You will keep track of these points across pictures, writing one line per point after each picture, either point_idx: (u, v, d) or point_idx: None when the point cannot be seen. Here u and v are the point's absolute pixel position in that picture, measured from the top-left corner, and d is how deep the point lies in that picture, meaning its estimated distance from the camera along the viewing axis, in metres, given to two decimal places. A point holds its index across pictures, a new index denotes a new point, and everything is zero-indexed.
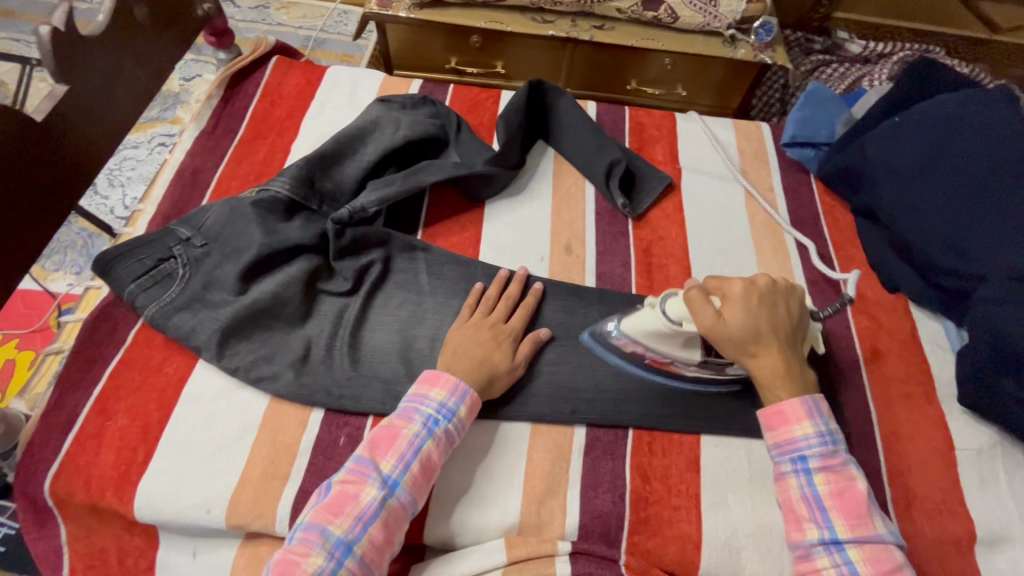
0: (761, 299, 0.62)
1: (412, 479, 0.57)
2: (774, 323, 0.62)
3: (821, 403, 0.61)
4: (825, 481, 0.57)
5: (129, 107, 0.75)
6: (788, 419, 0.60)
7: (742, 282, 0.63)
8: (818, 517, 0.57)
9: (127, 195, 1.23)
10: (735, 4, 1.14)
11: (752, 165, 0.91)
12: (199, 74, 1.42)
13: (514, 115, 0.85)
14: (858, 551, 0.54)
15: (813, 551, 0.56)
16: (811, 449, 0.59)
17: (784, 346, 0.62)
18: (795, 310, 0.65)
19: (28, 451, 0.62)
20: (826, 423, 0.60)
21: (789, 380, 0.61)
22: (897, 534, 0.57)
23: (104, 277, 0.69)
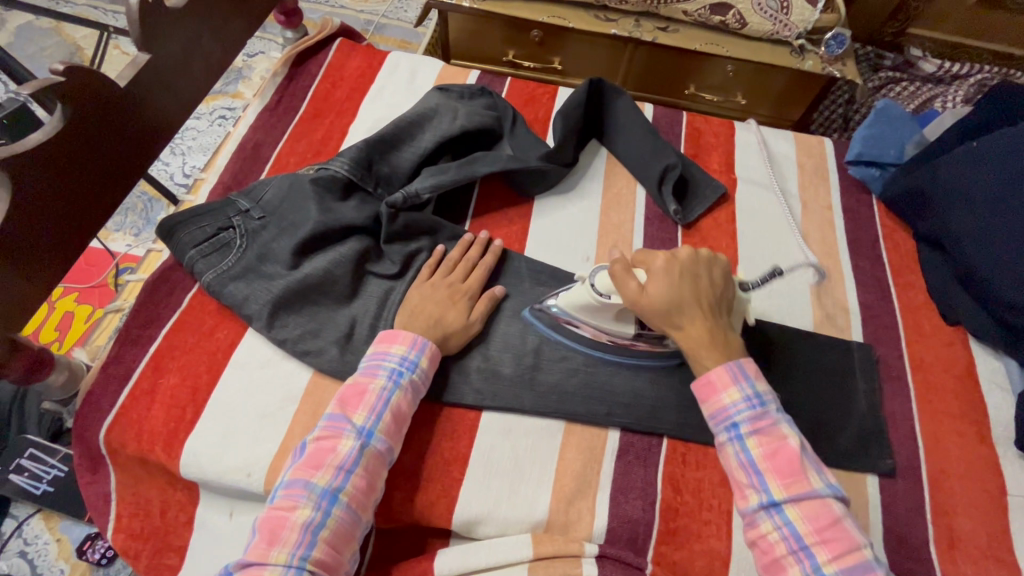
0: (686, 269, 0.63)
1: (385, 428, 0.59)
2: (699, 291, 0.63)
3: (747, 364, 0.60)
4: (758, 444, 0.56)
5: (202, 79, 0.77)
6: (716, 388, 0.59)
7: (663, 256, 0.63)
8: (755, 482, 0.55)
9: (187, 163, 1.28)
10: (808, 13, 1.10)
11: (812, 181, 0.88)
12: (263, 51, 1.45)
13: (573, 112, 0.84)
14: (796, 510, 0.53)
15: (756, 517, 0.55)
16: (740, 415, 0.58)
17: (708, 314, 0.62)
18: (720, 277, 0.65)
19: (86, 400, 0.65)
20: (753, 386, 0.59)
21: (714, 347, 0.61)
22: (836, 485, 0.55)
23: (167, 241, 0.72)
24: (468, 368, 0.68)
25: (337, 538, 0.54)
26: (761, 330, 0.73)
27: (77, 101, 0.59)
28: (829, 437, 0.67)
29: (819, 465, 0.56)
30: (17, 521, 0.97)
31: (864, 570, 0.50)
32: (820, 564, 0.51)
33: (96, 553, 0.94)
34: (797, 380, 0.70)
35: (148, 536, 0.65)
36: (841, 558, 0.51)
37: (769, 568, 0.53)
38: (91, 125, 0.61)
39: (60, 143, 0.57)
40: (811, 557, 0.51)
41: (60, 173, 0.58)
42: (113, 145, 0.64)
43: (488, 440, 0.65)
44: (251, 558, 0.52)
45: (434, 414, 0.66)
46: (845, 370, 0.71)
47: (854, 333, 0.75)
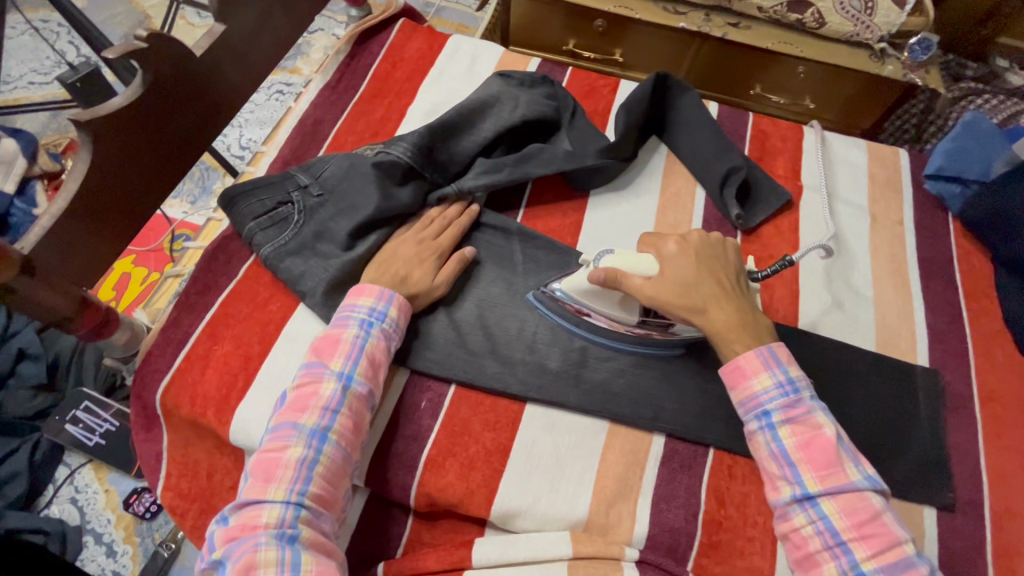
0: (703, 251, 0.65)
1: (364, 371, 0.60)
2: (720, 274, 0.64)
3: (779, 350, 0.60)
4: (791, 434, 0.57)
5: (272, 52, 0.78)
6: (745, 375, 0.60)
7: (675, 240, 0.65)
8: (787, 474, 0.56)
9: (244, 135, 1.30)
10: (893, 15, 1.05)
11: (883, 194, 0.84)
12: (322, 28, 1.47)
13: (637, 106, 0.81)
14: (832, 503, 0.53)
15: (789, 510, 0.55)
16: (772, 403, 0.58)
17: (727, 297, 0.63)
18: (737, 263, 0.67)
19: (145, 360, 0.67)
20: (786, 372, 0.59)
21: (743, 331, 0.61)
22: (874, 477, 0.55)
23: (227, 210, 0.73)
24: (514, 360, 0.67)
25: (333, 474, 0.55)
26: (820, 345, 0.70)
27: (156, 68, 0.60)
28: (887, 463, 0.64)
29: (855, 455, 0.56)
30: (69, 469, 1.02)
31: (905, 566, 0.50)
32: (858, 560, 0.51)
33: (142, 506, 0.99)
34: (856, 401, 0.67)
35: (194, 496, 0.67)
36: (880, 555, 0.51)
37: (803, 563, 0.54)
38: (168, 93, 0.62)
39: (137, 109, 0.59)
40: (848, 553, 0.52)
41: (138, 137, 0.60)
42: (186, 114, 0.66)
43: (531, 434, 0.64)
44: (250, 496, 0.53)
45: (478, 404, 0.66)
46: (908, 395, 0.68)
47: (920, 357, 0.71)
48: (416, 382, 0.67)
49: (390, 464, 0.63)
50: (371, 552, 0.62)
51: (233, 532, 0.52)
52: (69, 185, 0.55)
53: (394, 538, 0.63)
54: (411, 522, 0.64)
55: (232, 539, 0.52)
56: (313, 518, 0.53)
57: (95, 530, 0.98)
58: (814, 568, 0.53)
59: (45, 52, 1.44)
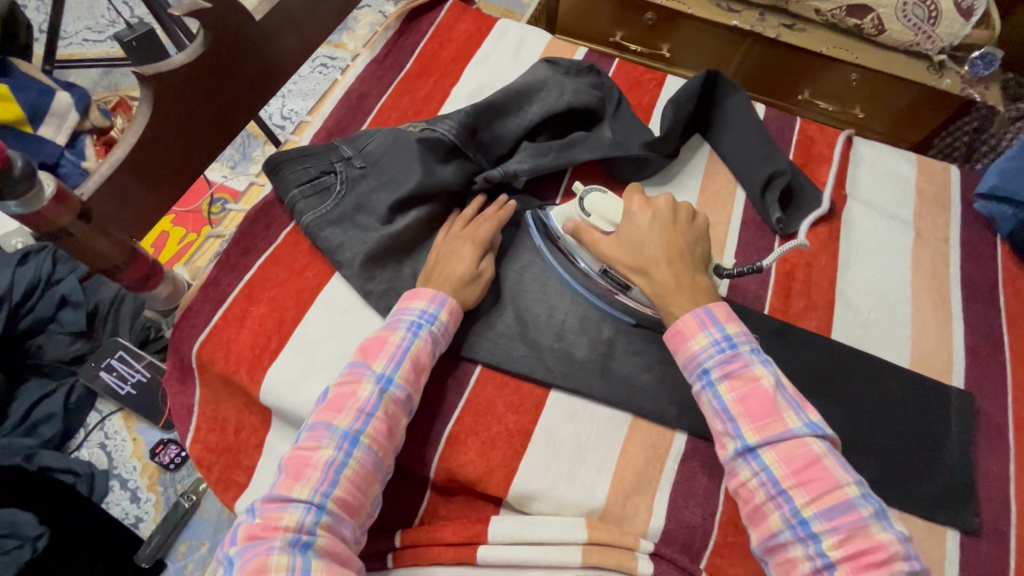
0: (663, 218, 0.63)
1: (405, 376, 0.59)
2: (670, 238, 0.62)
3: (716, 308, 0.58)
4: (730, 389, 0.54)
5: (327, 22, 0.79)
6: (682, 335, 0.58)
7: (639, 198, 0.66)
8: (730, 430, 0.54)
9: (286, 105, 1.32)
10: (957, 27, 1.02)
11: (930, 210, 0.82)
12: (369, 5, 1.48)
13: (686, 103, 0.80)
14: (771, 453, 0.51)
15: (736, 465, 0.53)
16: (709, 361, 0.56)
17: (671, 258, 0.61)
18: (697, 229, 0.65)
19: (184, 315, 0.69)
20: (722, 329, 0.57)
21: (686, 294, 0.60)
22: (817, 422, 0.53)
23: (271, 176, 0.74)
24: (541, 346, 0.67)
25: (360, 479, 0.55)
26: (853, 357, 0.69)
27: (217, 28, 0.61)
28: (912, 482, 0.63)
29: (798, 402, 0.54)
30: (101, 415, 1.06)
31: (844, 509, 0.49)
32: (798, 507, 0.49)
33: (167, 457, 1.02)
34: (886, 416, 0.66)
35: (221, 450, 0.68)
36: (819, 499, 0.49)
37: (753, 516, 0.52)
38: (225, 55, 0.63)
39: (196, 68, 0.60)
40: (789, 502, 0.50)
41: (194, 97, 0.61)
42: (242, 77, 0.67)
43: (554, 420, 0.64)
44: (276, 493, 0.53)
45: (503, 385, 0.66)
46: (940, 415, 0.67)
47: (956, 379, 0.70)
48: (444, 359, 0.68)
49: (414, 436, 0.64)
50: (388, 519, 0.64)
51: (254, 528, 0.51)
52: (128, 138, 0.57)
53: (411, 508, 0.64)
54: (430, 494, 0.65)
55: (252, 537, 0.51)
56: (333, 523, 0.52)
57: (121, 475, 1.02)
58: (762, 520, 0.51)
59: (101, 11, 1.47)
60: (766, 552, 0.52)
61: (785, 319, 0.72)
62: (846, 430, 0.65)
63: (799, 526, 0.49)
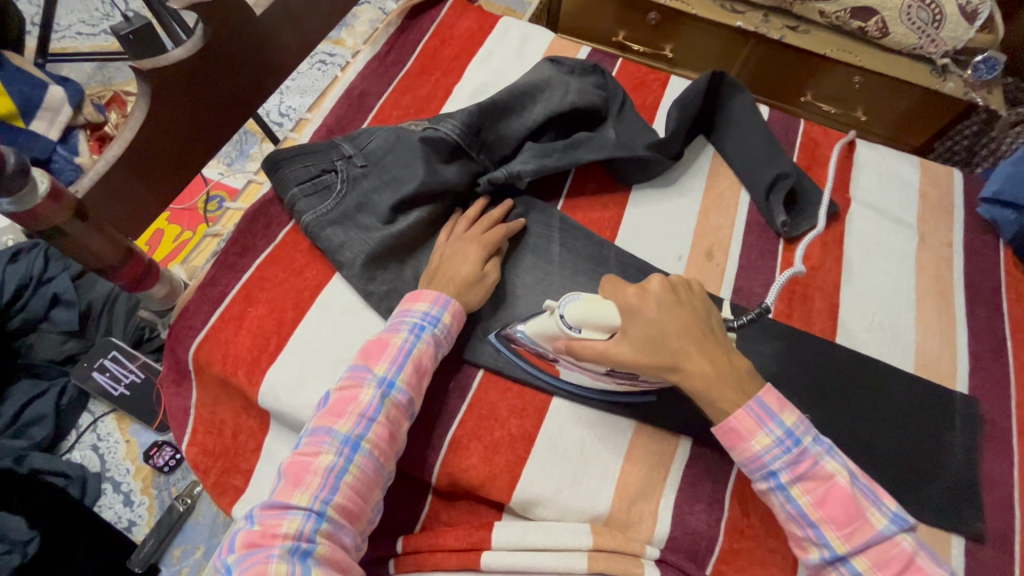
0: (664, 301, 0.56)
1: (407, 380, 0.58)
2: (688, 324, 0.55)
3: (770, 399, 0.54)
4: (805, 492, 0.53)
5: (327, 18, 0.77)
6: (742, 437, 0.54)
7: (634, 289, 0.57)
8: (812, 535, 0.53)
9: (283, 102, 1.31)
10: (961, 31, 1.02)
11: (933, 214, 0.82)
12: (369, 1, 1.46)
13: (691, 104, 0.79)
14: (864, 559, 0.51)
15: (822, 568, 0.53)
16: (777, 464, 0.53)
17: (702, 345, 0.55)
18: (700, 299, 0.58)
19: (180, 315, 0.68)
20: (784, 426, 0.54)
21: (725, 381, 0.54)
22: (898, 512, 0.52)
23: (271, 175, 0.73)
24: None
25: (360, 485, 0.54)
26: (857, 363, 0.69)
27: (217, 23, 0.60)
28: (917, 487, 0.63)
29: (874, 492, 0.53)
30: (93, 416, 1.05)
31: None
32: None
33: (161, 459, 1.00)
34: (890, 422, 0.66)
35: (218, 454, 0.67)
36: None
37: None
38: (224, 49, 0.62)
39: (195, 63, 0.59)
40: None
41: (192, 93, 0.60)
42: (241, 72, 0.66)
43: (558, 425, 0.63)
44: (276, 498, 0.52)
45: (506, 389, 0.65)
46: (944, 420, 0.66)
47: (960, 384, 0.70)
48: (446, 361, 0.67)
49: (415, 440, 0.63)
50: (388, 525, 0.63)
51: (253, 534, 0.50)
52: (124, 135, 0.56)
53: (412, 514, 0.63)
54: (431, 498, 0.64)
55: (250, 543, 0.50)
56: (333, 530, 0.51)
57: (114, 478, 1.00)
58: None
59: (95, 4, 1.45)
60: None
61: (789, 324, 0.72)
62: (851, 436, 0.65)
63: None
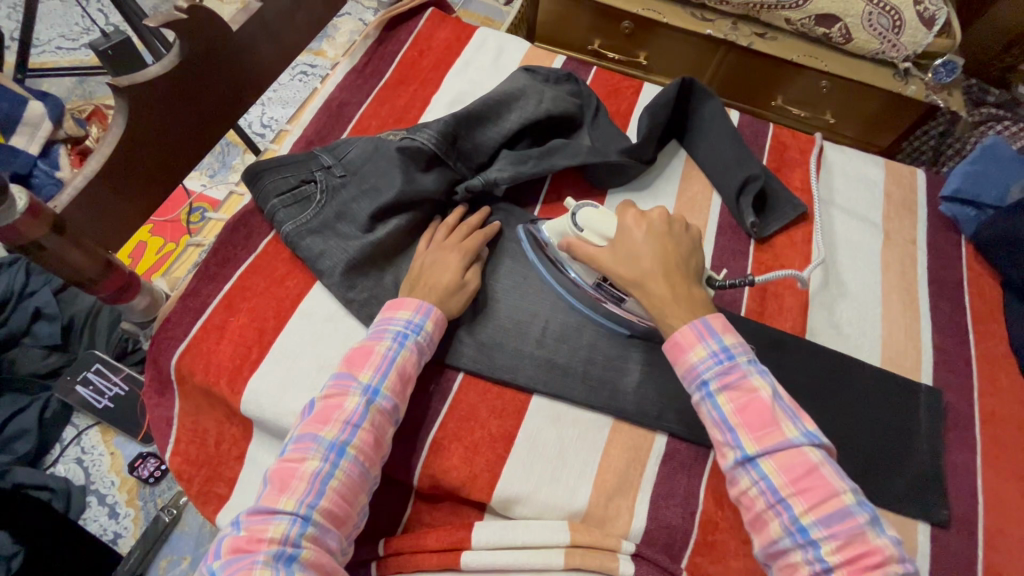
0: (657, 229, 0.65)
1: (391, 387, 0.60)
2: (668, 249, 0.63)
3: (713, 320, 0.58)
4: (729, 400, 0.55)
5: (304, 33, 0.79)
6: (680, 345, 0.58)
7: (635, 214, 0.66)
8: (730, 440, 0.54)
9: (265, 114, 1.32)
10: (920, 35, 1.05)
11: (898, 212, 0.85)
12: (349, 12, 1.48)
13: (661, 111, 0.81)
14: (771, 463, 0.52)
15: (735, 474, 0.54)
16: (708, 372, 0.56)
17: (670, 273, 0.62)
18: (689, 241, 0.66)
19: (162, 327, 0.69)
20: (720, 340, 0.57)
21: (681, 308, 0.60)
22: (814, 431, 0.54)
23: (250, 185, 0.74)
24: (523, 353, 0.68)
25: (346, 490, 0.55)
26: (826, 358, 0.71)
27: (194, 39, 0.61)
28: (884, 477, 0.65)
29: (794, 412, 0.55)
30: (77, 430, 1.05)
31: (841, 516, 0.49)
32: (797, 515, 0.50)
33: (146, 471, 1.01)
34: (858, 414, 0.68)
35: (201, 463, 0.68)
36: (817, 507, 0.50)
37: (753, 523, 0.53)
38: (202, 65, 0.64)
39: (173, 78, 0.60)
40: (789, 509, 0.50)
41: (170, 107, 0.62)
42: (219, 87, 0.67)
43: (537, 425, 0.65)
44: (262, 505, 0.53)
45: (486, 391, 0.67)
46: (910, 412, 0.69)
47: (924, 376, 0.72)
48: (427, 366, 0.68)
49: (398, 445, 0.64)
50: (372, 527, 0.64)
51: (238, 541, 0.51)
52: (102, 150, 0.57)
53: (395, 516, 0.64)
54: (413, 501, 0.65)
55: (236, 550, 0.51)
56: (319, 534, 0.52)
57: (99, 491, 1.01)
58: (761, 528, 0.52)
59: (75, 18, 1.45)
60: (767, 559, 0.52)
61: (760, 321, 0.74)
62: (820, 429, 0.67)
63: (798, 534, 0.50)
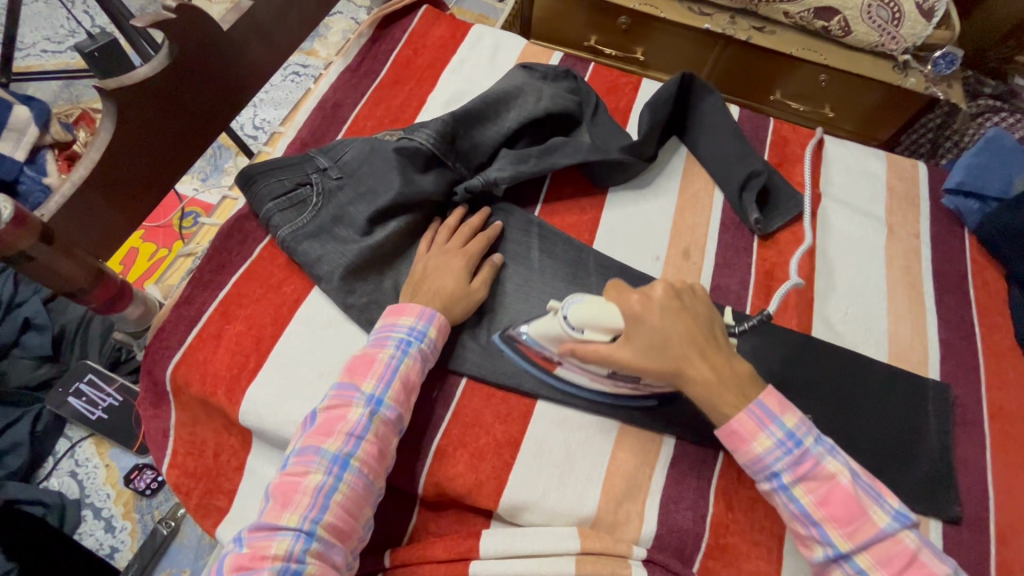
0: (667, 306, 0.56)
1: (395, 397, 0.58)
2: (689, 327, 0.56)
3: (771, 401, 0.55)
4: (807, 492, 0.54)
5: (295, 33, 0.77)
6: (744, 439, 0.55)
7: (637, 294, 0.56)
8: (815, 534, 0.53)
9: (257, 116, 1.30)
10: (920, 27, 1.05)
11: (901, 206, 0.84)
12: (341, 12, 1.46)
13: (662, 107, 0.80)
14: (867, 556, 0.52)
15: (827, 566, 0.54)
16: (779, 465, 0.54)
17: (705, 353, 0.56)
18: (702, 303, 0.59)
19: (156, 336, 0.67)
20: (786, 427, 0.55)
21: (726, 388, 0.55)
22: (901, 509, 0.53)
23: (245, 190, 0.72)
24: (528, 356, 0.67)
25: (351, 503, 0.54)
26: (834, 355, 0.70)
27: (183, 39, 0.59)
28: (895, 475, 0.64)
29: (875, 490, 0.54)
30: (70, 442, 1.03)
31: None
32: None
33: (142, 483, 0.99)
34: (868, 412, 0.67)
35: (199, 475, 0.66)
36: None
37: None
38: (192, 67, 0.62)
39: (162, 81, 0.58)
40: None
41: (160, 111, 0.60)
42: (210, 90, 0.65)
43: (543, 429, 0.64)
44: (264, 520, 0.52)
45: (490, 396, 0.65)
46: (919, 409, 0.68)
47: (931, 371, 0.72)
48: (430, 372, 0.67)
49: (401, 453, 0.62)
50: (377, 538, 0.62)
51: (241, 558, 0.50)
52: (90, 156, 0.55)
53: (401, 525, 0.63)
54: (418, 509, 0.63)
55: (239, 566, 0.49)
56: (324, 550, 0.51)
57: (94, 504, 0.99)
58: None
59: (60, 21, 1.42)
60: None
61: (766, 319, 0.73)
62: (829, 428, 0.66)
63: None
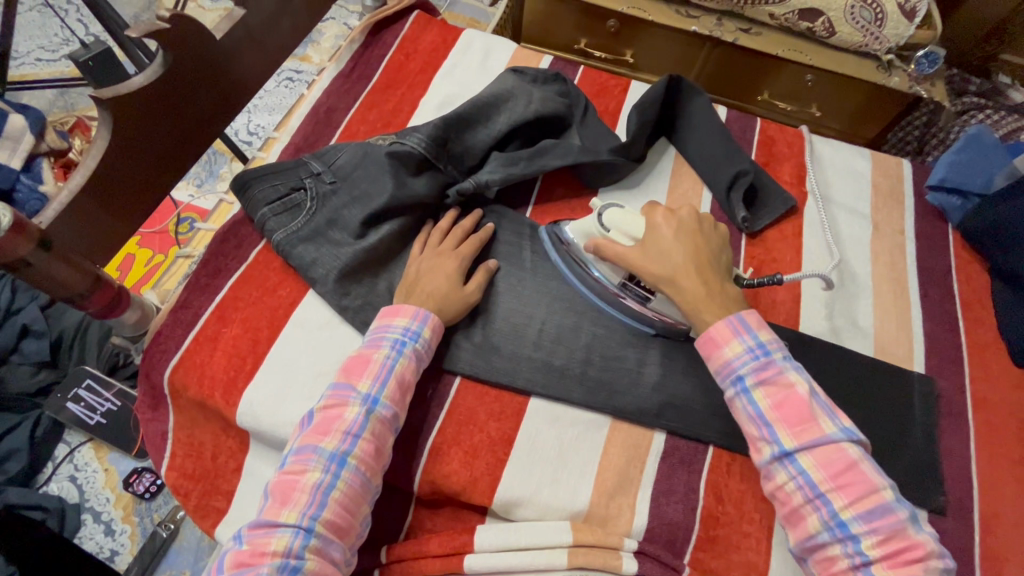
0: (686, 225, 0.66)
1: (391, 395, 0.59)
2: (699, 245, 0.65)
3: (748, 317, 0.60)
4: (766, 396, 0.56)
5: (288, 40, 0.78)
6: (716, 342, 0.59)
7: (664, 212, 0.67)
8: (765, 434, 0.55)
9: (252, 121, 1.31)
10: (902, 28, 1.07)
11: (886, 203, 0.85)
12: (334, 17, 1.48)
13: (650, 108, 0.82)
14: (809, 458, 0.53)
15: (771, 469, 0.55)
16: (744, 368, 0.58)
17: (703, 271, 0.63)
18: (719, 237, 0.68)
19: (153, 341, 0.68)
20: (756, 338, 0.59)
21: (711, 303, 0.61)
22: (851, 428, 0.55)
23: (240, 195, 0.73)
24: (520, 355, 0.68)
25: (349, 500, 0.55)
26: (820, 350, 0.71)
27: (176, 48, 0.60)
28: (881, 465, 0.65)
29: (830, 409, 0.56)
30: (69, 447, 1.03)
31: (882, 512, 0.51)
32: (837, 510, 0.51)
33: (141, 486, 1.00)
34: (854, 404, 0.69)
35: (198, 476, 0.67)
36: (857, 503, 0.51)
37: (790, 518, 0.54)
38: (186, 75, 0.63)
39: (156, 89, 0.59)
40: (827, 504, 0.52)
41: (154, 119, 0.61)
42: (203, 97, 0.66)
43: (536, 426, 0.65)
44: (263, 518, 0.53)
45: (484, 394, 0.66)
46: (904, 401, 0.69)
47: (916, 364, 0.73)
48: (424, 372, 0.68)
49: (397, 451, 0.63)
50: (374, 535, 0.63)
51: (241, 555, 0.51)
52: (87, 163, 0.56)
53: (397, 523, 0.64)
54: (414, 506, 0.65)
55: (239, 564, 0.50)
56: (323, 546, 0.52)
57: (94, 508, 0.99)
58: (800, 522, 0.53)
59: (54, 29, 1.43)
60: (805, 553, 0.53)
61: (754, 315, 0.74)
62: None
63: (837, 528, 0.51)
